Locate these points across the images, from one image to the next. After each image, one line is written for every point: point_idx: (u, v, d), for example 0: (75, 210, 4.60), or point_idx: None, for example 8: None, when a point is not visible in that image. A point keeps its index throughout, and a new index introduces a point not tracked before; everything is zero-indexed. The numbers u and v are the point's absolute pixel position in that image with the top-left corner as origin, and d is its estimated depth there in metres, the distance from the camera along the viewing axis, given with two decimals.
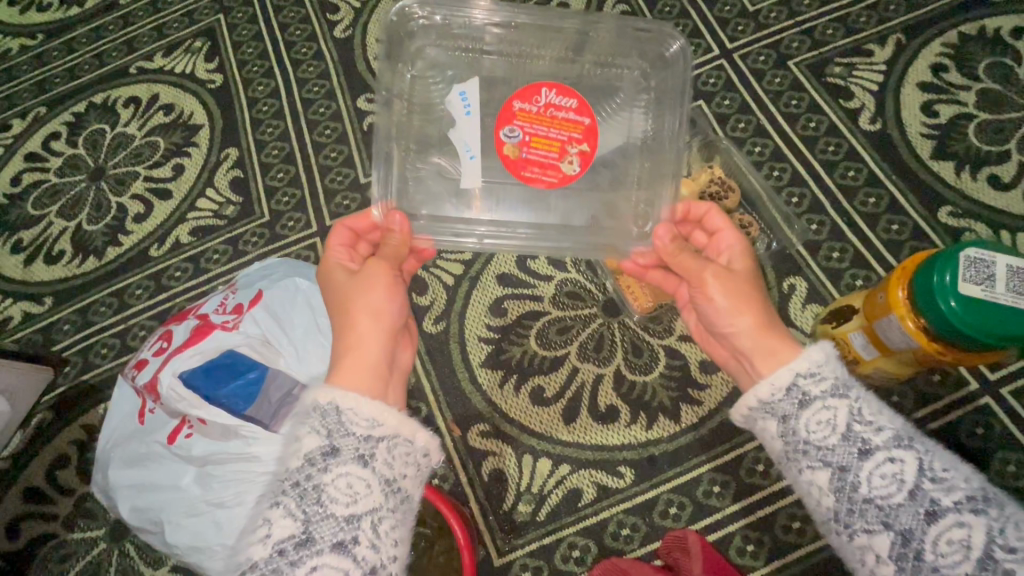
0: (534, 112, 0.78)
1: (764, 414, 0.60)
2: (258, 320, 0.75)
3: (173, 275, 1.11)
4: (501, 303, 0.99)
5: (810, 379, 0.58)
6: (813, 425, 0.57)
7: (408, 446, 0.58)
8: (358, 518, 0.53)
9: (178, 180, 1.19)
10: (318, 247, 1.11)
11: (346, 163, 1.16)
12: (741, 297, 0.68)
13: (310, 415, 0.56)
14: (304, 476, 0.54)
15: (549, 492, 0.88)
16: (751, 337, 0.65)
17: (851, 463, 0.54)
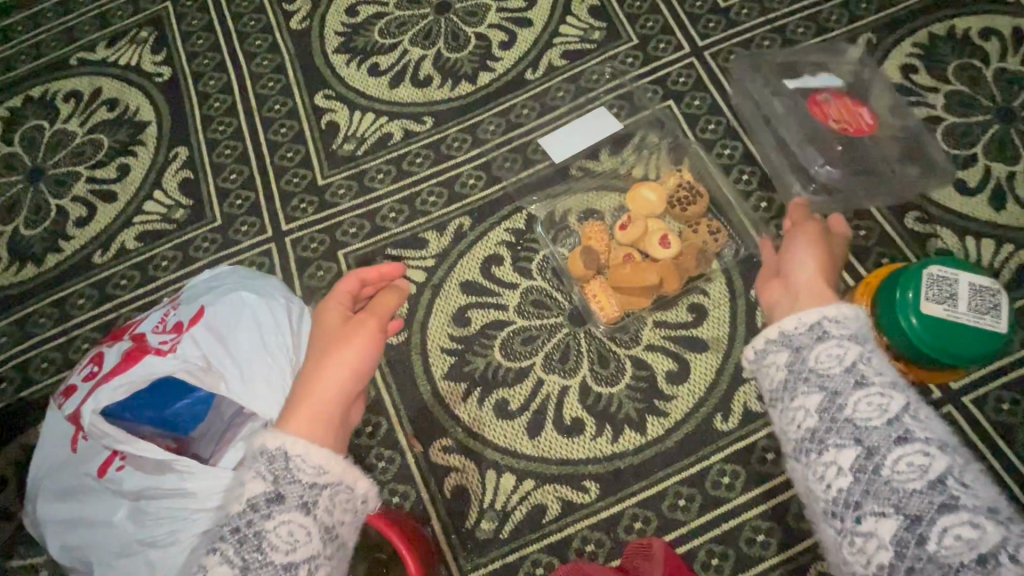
0: (846, 104, 0.99)
1: (778, 345, 0.59)
2: (198, 340, 0.71)
3: (117, 284, 1.04)
4: (465, 313, 0.96)
5: (835, 324, 0.57)
6: (822, 356, 0.56)
7: (349, 494, 0.59)
8: (296, 566, 0.54)
9: (123, 180, 1.12)
10: (273, 253, 1.05)
11: (303, 164, 1.10)
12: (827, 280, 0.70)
13: (257, 459, 0.56)
14: (245, 522, 0.53)
15: (512, 508, 0.86)
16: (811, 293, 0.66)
17: (842, 389, 0.53)
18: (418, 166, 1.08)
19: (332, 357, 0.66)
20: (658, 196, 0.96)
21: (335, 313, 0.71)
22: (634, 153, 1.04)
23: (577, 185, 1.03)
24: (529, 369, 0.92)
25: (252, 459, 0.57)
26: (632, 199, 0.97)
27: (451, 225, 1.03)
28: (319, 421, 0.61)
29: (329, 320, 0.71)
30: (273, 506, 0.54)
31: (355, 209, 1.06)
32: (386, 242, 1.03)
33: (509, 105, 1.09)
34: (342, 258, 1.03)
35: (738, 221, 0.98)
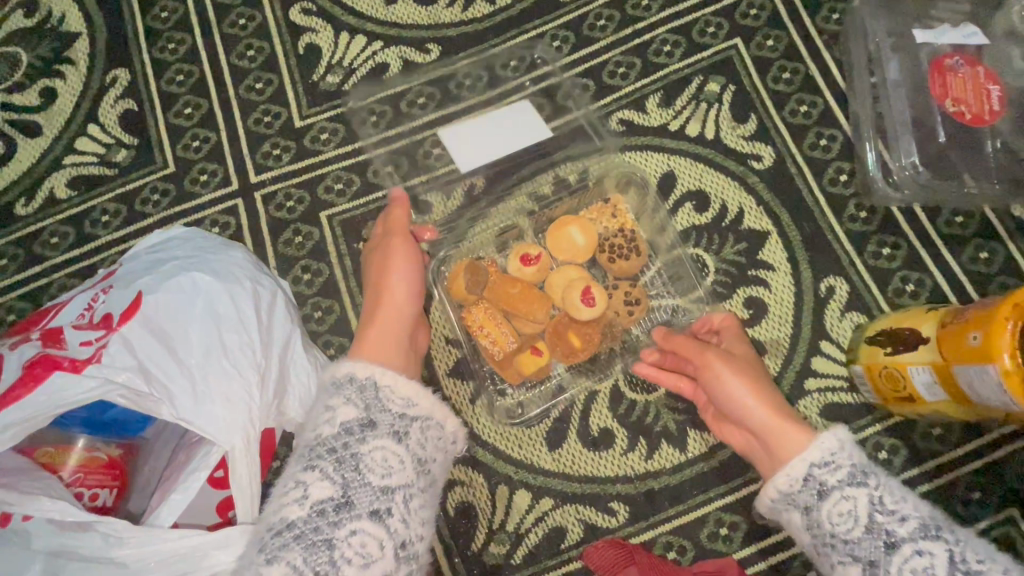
0: (978, 73, 0.78)
1: (786, 504, 0.60)
2: (133, 344, 0.55)
3: (47, 242, 0.85)
4: (480, 270, 0.77)
5: (825, 469, 0.57)
6: (835, 517, 0.56)
7: (435, 430, 0.55)
8: (393, 491, 0.50)
9: (48, 109, 0.89)
10: (239, 211, 0.85)
11: (275, 99, 0.88)
12: (755, 381, 0.65)
13: (344, 387, 0.54)
14: (340, 444, 0.51)
15: (527, 531, 0.73)
16: (768, 425, 0.62)
17: (879, 559, 0.53)
18: (420, 109, 0.87)
19: (385, 284, 0.70)
20: (588, 239, 0.77)
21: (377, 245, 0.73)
22: (689, 106, 0.84)
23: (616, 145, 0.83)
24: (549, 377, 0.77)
25: (338, 388, 0.54)
26: (554, 232, 0.78)
27: (458, 188, 0.83)
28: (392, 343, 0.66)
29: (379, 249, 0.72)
30: (366, 431, 0.51)
31: (341, 160, 0.86)
32: (379, 204, 0.85)
33: (536, 34, 0.87)
34: (324, 221, 0.84)
35: (811, 197, 0.81)
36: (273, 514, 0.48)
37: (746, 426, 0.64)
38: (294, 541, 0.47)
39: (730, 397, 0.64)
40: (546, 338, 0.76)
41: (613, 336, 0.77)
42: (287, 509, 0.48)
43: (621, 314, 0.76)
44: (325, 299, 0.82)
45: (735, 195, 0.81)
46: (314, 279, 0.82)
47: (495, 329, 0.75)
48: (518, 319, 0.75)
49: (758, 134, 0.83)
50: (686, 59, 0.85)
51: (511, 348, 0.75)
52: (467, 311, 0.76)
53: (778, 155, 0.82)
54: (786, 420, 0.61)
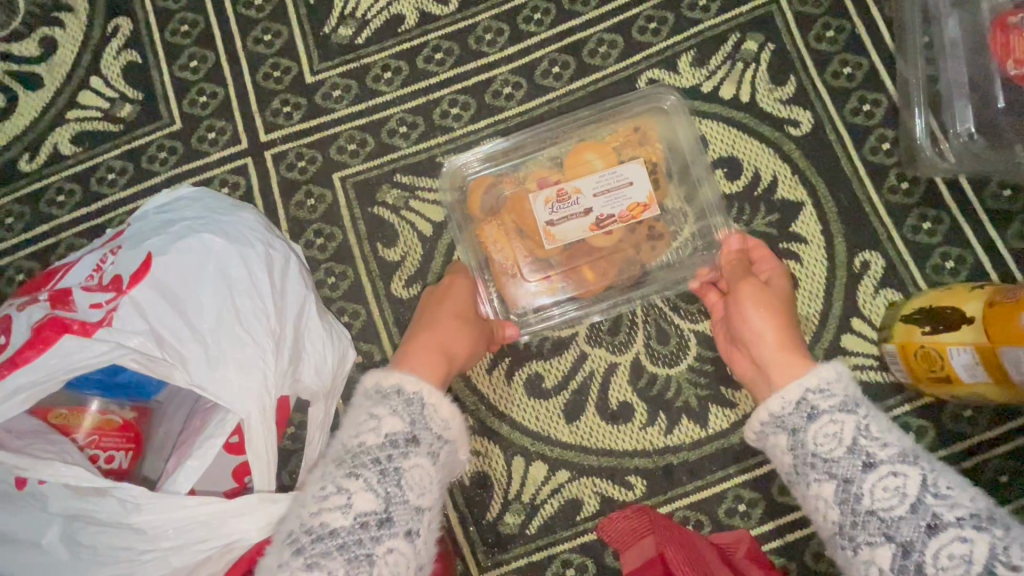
0: None
1: (773, 427, 0.57)
2: (143, 308, 0.53)
3: (54, 200, 0.83)
4: (498, 187, 0.78)
5: (821, 395, 0.55)
6: (820, 438, 0.54)
7: (455, 457, 0.55)
8: (424, 510, 0.50)
9: (49, 61, 0.85)
10: (249, 171, 0.82)
11: (284, 53, 0.84)
12: (780, 314, 0.65)
13: (391, 397, 0.53)
14: (384, 456, 0.50)
15: (542, 502, 0.73)
16: (773, 349, 0.62)
17: (853, 475, 0.51)
18: (437, 66, 0.82)
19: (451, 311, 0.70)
20: (608, 165, 0.76)
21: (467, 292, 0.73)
22: (724, 65, 0.79)
23: (670, 90, 0.78)
24: (555, 309, 0.76)
25: (383, 398, 0.54)
26: (570, 159, 0.76)
27: (478, 147, 0.81)
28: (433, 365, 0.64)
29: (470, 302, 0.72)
30: (410, 446, 0.51)
31: (354, 118, 0.82)
32: (394, 164, 0.81)
33: None
34: (337, 182, 0.81)
35: (849, 166, 0.76)
36: (310, 519, 0.47)
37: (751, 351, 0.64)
38: (335, 550, 0.45)
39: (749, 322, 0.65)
40: (558, 265, 0.76)
41: (638, 266, 0.76)
42: (327, 515, 0.47)
43: (637, 270, 0.75)
44: (338, 264, 0.79)
45: (769, 161, 0.77)
46: (327, 244, 0.80)
47: (507, 246, 0.77)
48: (532, 240, 0.76)
49: (796, 97, 0.78)
50: (724, 15, 0.80)
51: (524, 267, 0.77)
52: (482, 228, 0.77)
53: (817, 120, 0.77)
54: (795, 353, 0.61)
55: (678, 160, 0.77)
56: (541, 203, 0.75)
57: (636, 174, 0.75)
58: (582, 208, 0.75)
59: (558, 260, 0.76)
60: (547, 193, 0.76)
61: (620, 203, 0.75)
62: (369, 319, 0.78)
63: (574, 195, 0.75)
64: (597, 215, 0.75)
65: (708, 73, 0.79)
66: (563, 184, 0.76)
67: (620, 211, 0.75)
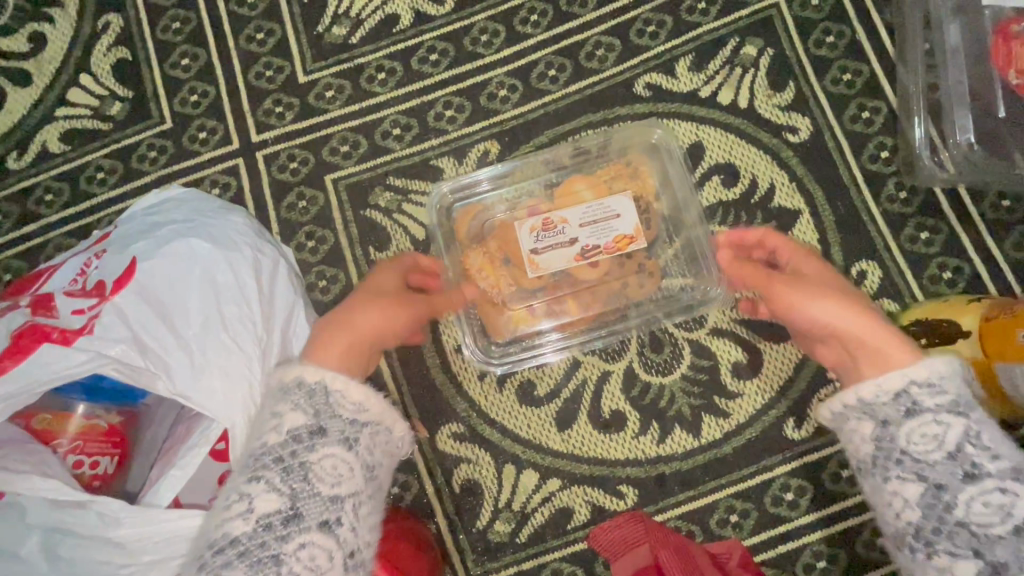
0: None
1: (859, 412, 0.50)
2: (126, 315, 0.52)
3: (42, 199, 0.81)
4: (485, 215, 0.77)
5: (926, 390, 0.48)
6: (915, 437, 0.47)
7: (385, 437, 0.51)
8: (342, 499, 0.47)
9: (38, 57, 0.84)
10: (240, 172, 0.81)
11: (277, 51, 0.83)
12: (831, 290, 0.57)
13: (292, 393, 0.49)
14: (286, 453, 0.47)
15: (533, 510, 0.72)
16: (854, 332, 0.53)
17: (949, 483, 0.46)
18: (432, 67, 0.81)
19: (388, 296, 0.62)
20: (596, 195, 0.74)
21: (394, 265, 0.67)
22: (722, 70, 0.78)
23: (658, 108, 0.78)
24: (543, 339, 0.75)
25: (284, 395, 0.49)
26: (560, 189, 0.75)
27: (472, 151, 0.80)
28: (349, 355, 0.54)
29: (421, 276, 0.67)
30: (314, 438, 0.47)
31: (347, 119, 0.81)
32: (387, 167, 0.80)
33: None
34: (329, 185, 0.80)
35: (848, 174, 0.75)
36: (214, 530, 0.45)
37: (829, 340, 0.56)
38: (238, 557, 0.43)
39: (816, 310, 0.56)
40: (544, 295, 0.75)
41: (622, 299, 0.74)
42: (229, 524, 0.45)
43: (629, 279, 0.74)
44: (329, 267, 0.78)
45: (766, 169, 0.76)
46: (318, 247, 0.79)
47: (493, 274, 0.74)
48: (517, 269, 0.74)
49: (795, 103, 0.77)
50: (724, 19, 0.79)
51: (508, 296, 0.75)
52: (467, 255, 0.75)
53: (816, 128, 0.76)
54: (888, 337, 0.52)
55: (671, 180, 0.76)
56: (528, 230, 0.73)
57: (624, 207, 0.74)
58: (568, 238, 0.73)
59: (544, 290, 0.75)
60: (533, 220, 0.74)
61: (606, 236, 0.73)
62: None
63: (559, 225, 0.73)
64: (582, 246, 0.73)
65: (707, 78, 0.78)
66: (549, 213, 0.74)
67: (606, 243, 0.73)
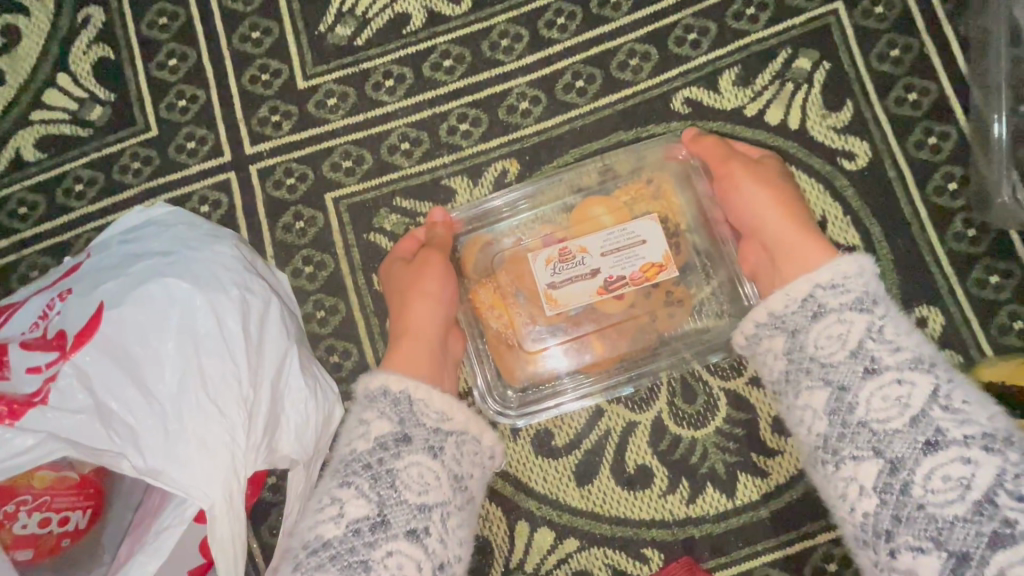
0: None
1: (771, 328, 0.56)
2: (90, 375, 0.46)
3: (15, 212, 0.74)
4: (495, 246, 0.70)
5: (830, 291, 0.54)
6: (822, 339, 0.53)
7: (473, 443, 0.57)
8: (429, 508, 0.52)
9: (11, 54, 0.76)
10: (231, 187, 0.73)
11: (274, 53, 0.74)
12: (782, 196, 0.62)
13: (378, 400, 0.55)
14: (376, 460, 0.52)
15: (548, 572, 0.66)
16: (782, 240, 0.60)
17: (850, 383, 0.50)
18: (446, 74, 0.73)
19: (410, 298, 0.65)
20: (616, 220, 0.67)
21: (409, 243, 0.69)
22: (772, 85, 0.69)
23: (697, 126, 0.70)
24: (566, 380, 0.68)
25: (370, 402, 0.56)
26: (576, 214, 0.68)
27: (489, 170, 0.71)
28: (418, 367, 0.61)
29: (434, 239, 0.68)
30: (401, 447, 0.53)
31: (350, 131, 0.73)
32: (394, 186, 0.72)
33: None
34: (329, 204, 0.72)
35: (910, 208, 0.67)
36: (308, 531, 0.50)
37: (758, 240, 0.62)
38: (329, 560, 0.49)
39: (750, 203, 0.62)
40: (563, 334, 0.67)
41: (650, 336, 0.67)
42: (321, 527, 0.50)
43: (659, 318, 0.67)
44: (329, 296, 0.71)
45: (818, 199, 0.68)
46: (316, 273, 0.71)
47: (505, 312, 0.68)
48: (533, 306, 0.67)
49: (853, 125, 0.68)
50: (774, 26, 0.70)
51: (524, 334, 0.68)
52: (475, 292, 0.69)
53: (875, 154, 0.68)
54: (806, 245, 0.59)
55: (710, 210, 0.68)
56: (542, 264, 0.66)
57: (649, 231, 0.66)
58: (588, 269, 0.65)
59: (564, 328, 0.67)
60: (548, 252, 0.66)
61: (631, 265, 0.65)
62: (362, 360, 0.70)
63: (578, 255, 0.66)
64: (605, 277, 0.65)
65: (754, 94, 0.70)
66: (566, 242, 0.66)
67: (632, 273, 0.65)
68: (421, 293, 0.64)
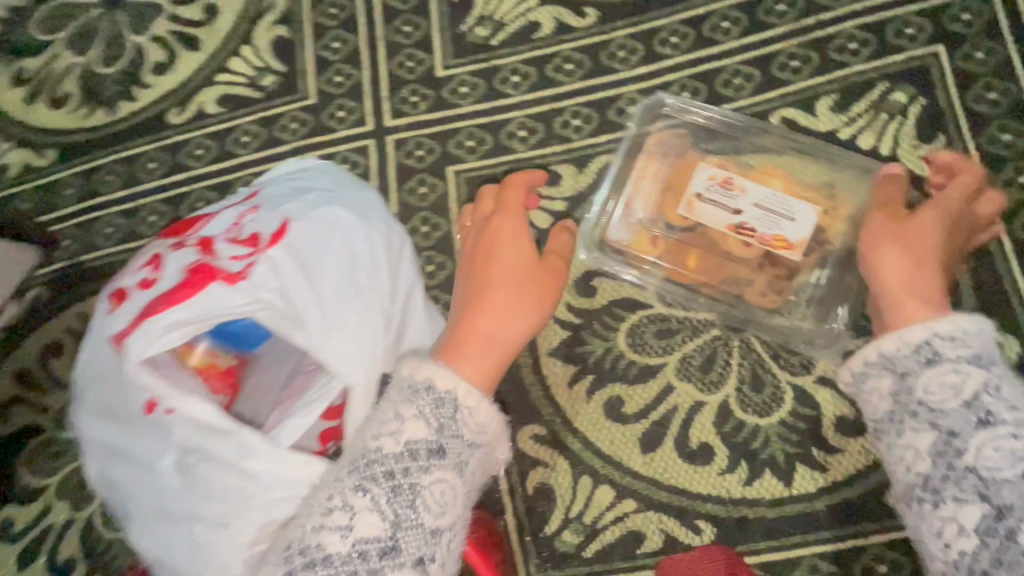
0: None
1: (880, 369, 0.55)
2: (277, 267, 0.56)
3: (192, 153, 0.89)
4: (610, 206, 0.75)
5: (949, 342, 0.52)
6: (932, 386, 0.51)
7: (490, 456, 0.54)
8: (440, 531, 0.51)
9: (209, 26, 0.92)
10: (369, 153, 0.86)
11: (421, 45, 0.87)
12: (923, 256, 0.59)
13: (419, 397, 0.51)
14: (401, 470, 0.50)
15: (603, 527, 0.72)
16: (898, 292, 0.57)
17: (961, 431, 0.50)
18: (566, 76, 0.83)
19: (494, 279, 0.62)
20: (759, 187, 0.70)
21: (489, 198, 0.70)
22: (866, 114, 0.76)
23: (796, 137, 0.75)
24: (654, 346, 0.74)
25: (410, 395, 0.52)
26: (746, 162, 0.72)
27: (593, 162, 0.80)
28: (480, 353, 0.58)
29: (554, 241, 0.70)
30: (432, 460, 0.50)
31: (477, 116, 0.84)
32: (508, 167, 0.82)
33: (705, 11, 0.81)
34: (450, 176, 0.83)
35: (993, 239, 0.71)
36: (310, 538, 0.49)
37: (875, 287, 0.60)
38: None
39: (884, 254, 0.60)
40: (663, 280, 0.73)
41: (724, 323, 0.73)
42: (326, 536, 0.49)
43: (736, 307, 0.72)
44: (438, 254, 0.81)
45: None
46: (431, 233, 0.82)
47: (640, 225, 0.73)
48: (673, 200, 0.72)
49: None
50: (874, 62, 0.76)
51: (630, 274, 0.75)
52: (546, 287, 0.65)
53: None
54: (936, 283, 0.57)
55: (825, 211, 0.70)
56: (707, 177, 0.70)
57: (803, 214, 0.69)
58: (736, 206, 0.69)
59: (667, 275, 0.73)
60: (718, 171, 0.70)
61: (770, 228, 0.68)
62: None
63: (738, 190, 0.69)
64: (743, 221, 0.69)
65: (849, 119, 0.76)
66: (734, 174, 0.70)
67: (766, 234, 0.68)
68: (500, 280, 0.62)
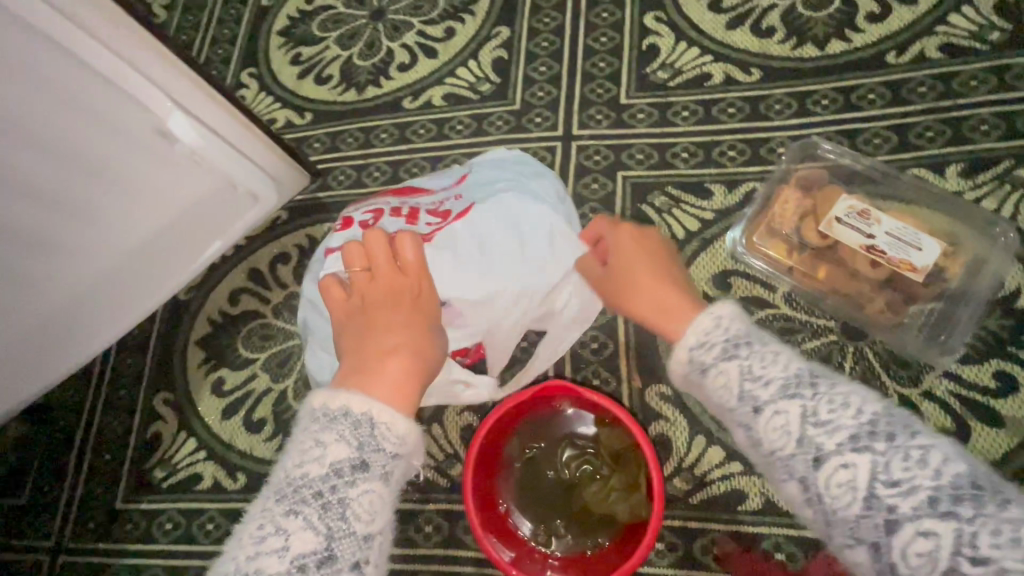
0: None
1: (725, 395, 0.61)
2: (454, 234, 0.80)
3: (417, 131, 1.15)
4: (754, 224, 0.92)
5: (703, 347, 0.63)
6: (769, 430, 0.57)
7: (411, 460, 0.63)
8: (372, 537, 0.57)
9: (447, 43, 1.20)
10: (556, 152, 1.08)
11: (611, 78, 1.10)
12: (654, 276, 0.78)
13: (339, 421, 0.58)
14: (328, 488, 0.56)
15: (711, 481, 0.84)
16: (656, 313, 0.75)
17: (807, 474, 0.54)
18: (729, 117, 1.02)
19: (393, 332, 0.70)
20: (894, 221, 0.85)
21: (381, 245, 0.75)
22: (991, 183, 0.90)
23: (926, 191, 0.90)
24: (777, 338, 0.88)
25: (331, 419, 0.59)
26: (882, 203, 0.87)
27: (742, 186, 0.97)
28: (386, 388, 0.64)
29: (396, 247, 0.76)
30: (356, 474, 0.56)
31: (649, 136, 1.04)
32: (669, 179, 1.00)
33: (856, 84, 0.99)
34: (620, 179, 1.03)
35: None
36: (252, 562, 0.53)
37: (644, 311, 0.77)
38: None
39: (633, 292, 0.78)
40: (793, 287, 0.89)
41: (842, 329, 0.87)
42: (266, 559, 0.53)
43: (857, 317, 0.86)
44: None
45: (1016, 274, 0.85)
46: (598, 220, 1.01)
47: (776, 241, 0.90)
48: (813, 224, 0.87)
49: None
50: (1004, 143, 0.91)
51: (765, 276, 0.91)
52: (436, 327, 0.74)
53: None
54: (683, 297, 0.74)
55: (946, 253, 0.84)
56: (849, 205, 0.86)
57: (929, 245, 0.83)
58: (871, 231, 0.84)
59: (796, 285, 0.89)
60: (856, 202, 0.86)
61: (898, 252, 0.83)
62: None
63: (873, 219, 0.84)
64: (875, 244, 0.83)
65: (976, 185, 0.90)
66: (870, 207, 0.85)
67: (894, 256, 0.83)
68: (397, 332, 0.70)
